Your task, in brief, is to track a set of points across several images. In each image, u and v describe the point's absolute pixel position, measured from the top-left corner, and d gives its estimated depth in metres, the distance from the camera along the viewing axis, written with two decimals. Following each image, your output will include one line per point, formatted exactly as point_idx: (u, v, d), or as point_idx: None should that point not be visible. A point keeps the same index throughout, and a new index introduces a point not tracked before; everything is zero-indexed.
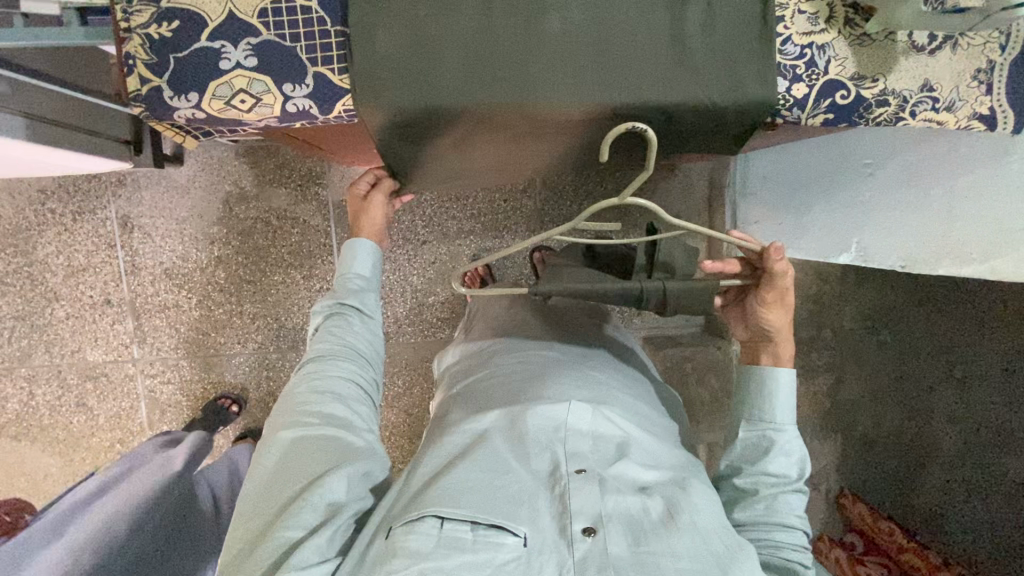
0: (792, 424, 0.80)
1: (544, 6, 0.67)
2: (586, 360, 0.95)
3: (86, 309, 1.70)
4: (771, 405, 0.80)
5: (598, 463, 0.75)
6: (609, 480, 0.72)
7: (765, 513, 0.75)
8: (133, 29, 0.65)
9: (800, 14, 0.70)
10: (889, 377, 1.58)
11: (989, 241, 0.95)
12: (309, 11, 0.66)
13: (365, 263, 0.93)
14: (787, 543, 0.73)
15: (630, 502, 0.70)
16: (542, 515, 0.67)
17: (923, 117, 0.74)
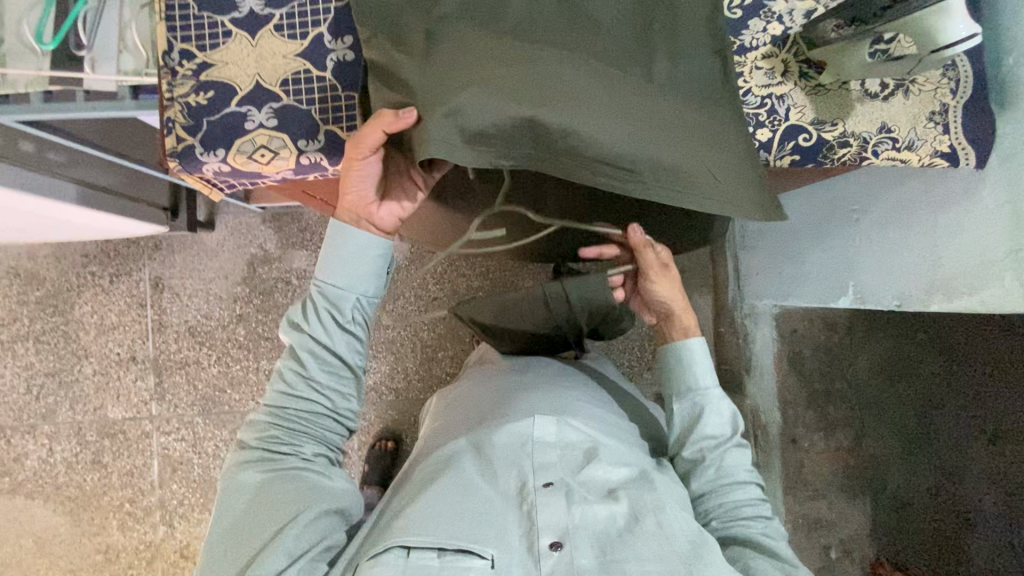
0: (716, 387, 0.89)
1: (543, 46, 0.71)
2: (558, 376, 0.97)
3: (112, 366, 1.78)
4: (694, 376, 0.89)
5: (565, 474, 0.77)
6: (576, 491, 0.75)
7: (716, 475, 0.84)
8: (175, 98, 0.76)
9: (757, 71, 0.79)
10: (916, 432, 1.51)
11: (970, 272, 0.87)
12: (324, 81, 0.77)
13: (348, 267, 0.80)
14: (743, 499, 0.82)
15: (598, 510, 0.73)
16: (509, 535, 0.70)
17: (886, 156, 0.80)
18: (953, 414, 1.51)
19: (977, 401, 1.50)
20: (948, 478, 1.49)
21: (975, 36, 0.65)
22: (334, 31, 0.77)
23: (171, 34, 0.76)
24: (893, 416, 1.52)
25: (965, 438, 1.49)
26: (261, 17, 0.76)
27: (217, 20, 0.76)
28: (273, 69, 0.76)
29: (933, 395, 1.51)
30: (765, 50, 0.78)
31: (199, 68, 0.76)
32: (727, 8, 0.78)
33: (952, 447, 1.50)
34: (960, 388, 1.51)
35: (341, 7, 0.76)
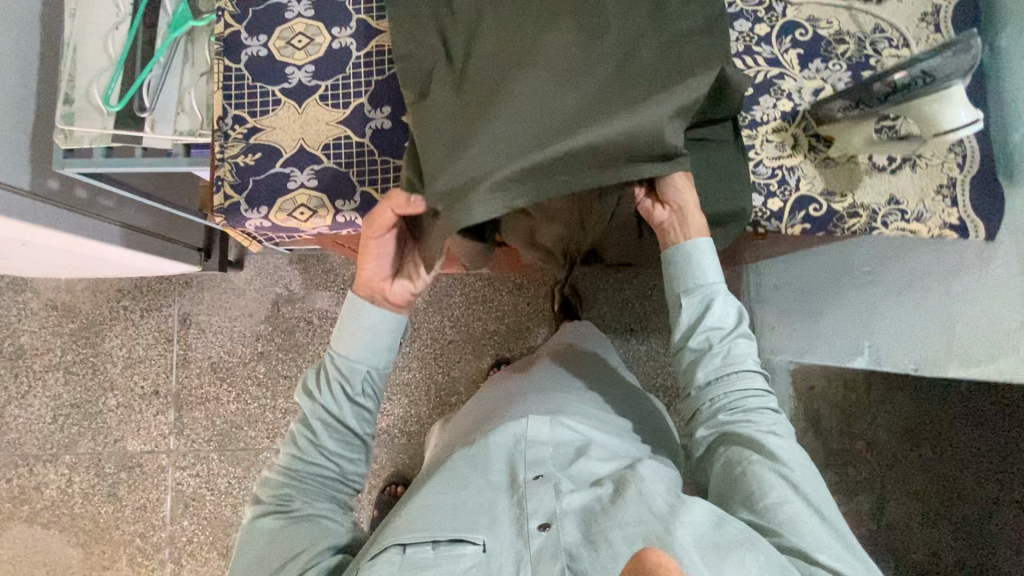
0: (720, 281, 0.82)
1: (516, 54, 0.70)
2: (561, 384, 1.01)
3: (135, 398, 1.82)
4: (700, 272, 0.81)
5: (556, 469, 0.78)
6: (565, 483, 0.75)
7: (722, 366, 0.81)
8: (225, 159, 0.83)
9: (767, 143, 0.83)
10: (941, 498, 1.46)
11: (993, 339, 0.88)
12: (363, 146, 0.83)
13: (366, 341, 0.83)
14: (752, 393, 0.80)
15: (583, 497, 0.74)
16: (499, 521, 0.71)
17: (895, 227, 0.82)
18: (980, 481, 1.47)
19: (1003, 469, 1.46)
20: (976, 550, 1.44)
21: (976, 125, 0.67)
22: (374, 101, 0.83)
23: (226, 101, 0.84)
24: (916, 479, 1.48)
25: (992, 508, 1.45)
26: (308, 87, 0.84)
27: (269, 89, 0.84)
28: (317, 135, 0.83)
29: (957, 459, 1.48)
30: (776, 124, 0.83)
31: (249, 132, 0.83)
32: None
33: (979, 516, 1.45)
34: (985, 454, 1.47)
35: (382, 80, 0.84)
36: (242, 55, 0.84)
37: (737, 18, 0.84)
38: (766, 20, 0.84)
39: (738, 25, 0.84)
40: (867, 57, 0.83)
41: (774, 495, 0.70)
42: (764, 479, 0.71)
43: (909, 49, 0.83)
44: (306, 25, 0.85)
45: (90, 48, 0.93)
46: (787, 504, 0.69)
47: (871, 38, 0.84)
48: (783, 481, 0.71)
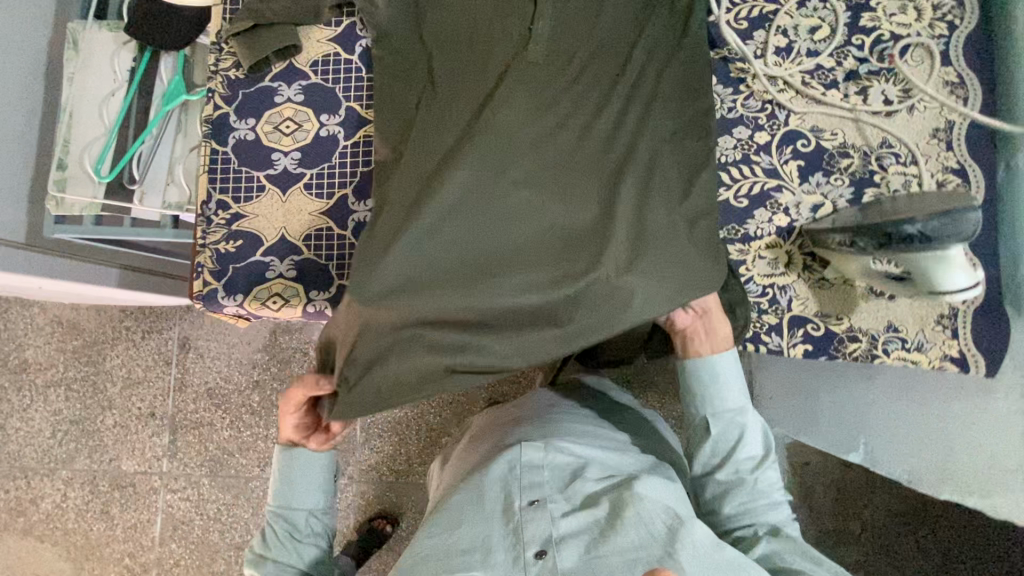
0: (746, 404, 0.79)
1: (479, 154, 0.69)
2: (558, 411, 0.96)
3: (133, 419, 1.85)
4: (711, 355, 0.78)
5: (553, 492, 0.75)
6: (559, 505, 0.73)
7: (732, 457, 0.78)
8: (207, 245, 0.82)
9: (760, 259, 0.80)
10: None
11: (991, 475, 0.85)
12: (344, 239, 0.82)
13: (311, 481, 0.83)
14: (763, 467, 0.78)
15: (577, 522, 0.71)
16: (494, 550, 0.68)
17: (897, 355, 0.78)
18: None
19: None
20: None
21: (975, 288, 0.61)
22: (358, 193, 0.82)
23: (211, 185, 0.83)
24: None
25: None
26: (293, 175, 0.83)
27: (254, 175, 0.83)
28: (298, 225, 0.82)
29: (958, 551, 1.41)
30: (770, 240, 0.79)
31: (231, 218, 0.83)
32: (734, 195, 0.80)
33: None
34: None
35: (367, 172, 0.82)
36: (230, 138, 0.84)
37: (736, 124, 0.81)
38: (767, 127, 0.81)
39: (737, 132, 0.81)
40: (872, 173, 0.79)
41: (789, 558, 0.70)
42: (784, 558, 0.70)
43: (917, 166, 0.79)
44: (295, 111, 0.84)
45: (86, 115, 0.93)
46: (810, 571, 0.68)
47: (877, 152, 0.80)
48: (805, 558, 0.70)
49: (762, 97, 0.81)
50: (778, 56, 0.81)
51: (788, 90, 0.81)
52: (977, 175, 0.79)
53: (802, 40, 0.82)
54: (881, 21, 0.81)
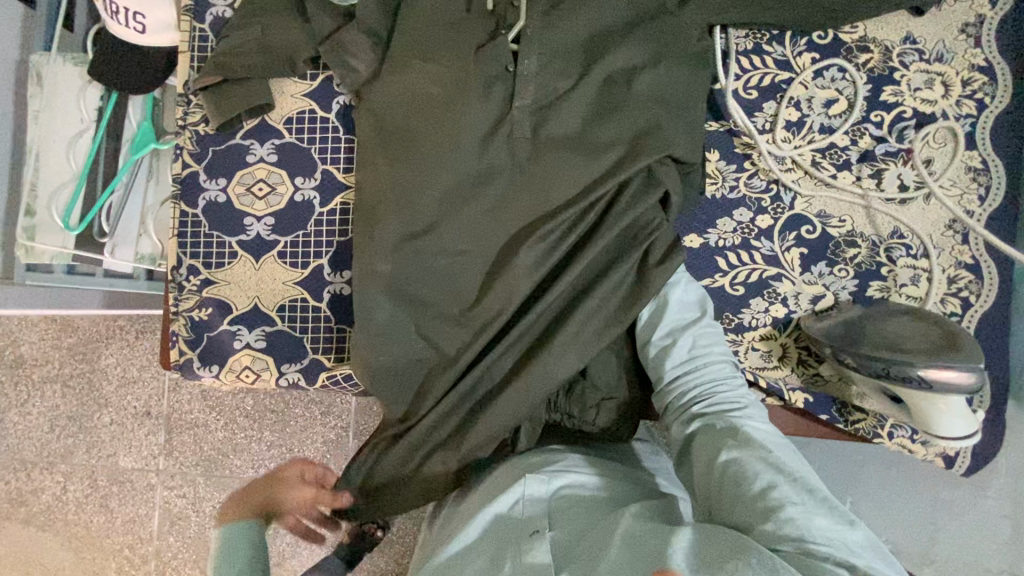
0: (681, 304, 0.71)
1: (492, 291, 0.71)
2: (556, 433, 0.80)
3: (128, 418, 1.58)
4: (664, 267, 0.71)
5: (557, 521, 0.61)
6: (561, 533, 0.60)
7: (687, 363, 0.67)
8: (179, 312, 0.79)
9: (753, 352, 0.76)
10: None
11: (965, 561, 0.83)
12: (320, 311, 0.78)
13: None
14: (726, 377, 0.65)
15: (581, 546, 0.58)
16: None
17: (898, 442, 0.75)
18: None
19: None
20: None
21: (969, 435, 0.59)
22: (334, 263, 0.78)
23: (181, 250, 0.79)
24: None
25: None
26: (267, 242, 0.79)
27: (226, 241, 0.79)
28: (272, 295, 0.78)
29: None
30: (765, 331, 0.75)
31: (202, 284, 0.79)
32: (730, 282, 0.76)
33: None
34: None
35: (344, 242, 0.78)
36: (200, 199, 0.79)
37: (738, 206, 0.76)
38: (770, 211, 0.76)
39: (737, 214, 0.76)
40: (880, 265, 0.75)
41: (755, 482, 0.56)
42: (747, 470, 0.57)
43: (929, 260, 0.74)
44: (269, 172, 0.79)
45: (52, 157, 0.88)
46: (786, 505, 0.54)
47: (886, 243, 0.75)
48: (768, 466, 0.57)
49: (767, 176, 0.76)
50: (788, 131, 0.75)
51: (796, 170, 0.76)
52: (990, 271, 0.74)
53: (816, 113, 0.75)
54: (905, 96, 0.74)
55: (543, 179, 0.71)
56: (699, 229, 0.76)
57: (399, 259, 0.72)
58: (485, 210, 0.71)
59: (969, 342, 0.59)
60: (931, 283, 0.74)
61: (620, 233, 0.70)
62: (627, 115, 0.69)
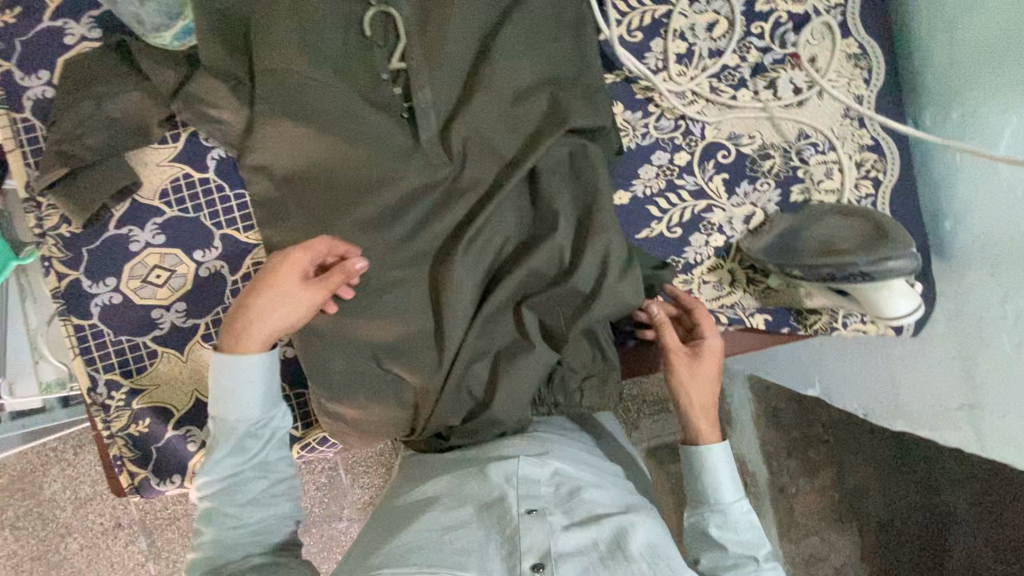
0: (741, 498, 0.68)
1: (450, 309, 0.67)
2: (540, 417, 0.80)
3: (99, 536, 1.27)
4: (715, 485, 0.68)
5: (551, 504, 0.63)
6: (560, 518, 0.61)
7: (730, 564, 0.65)
8: (115, 434, 0.70)
9: (705, 285, 0.78)
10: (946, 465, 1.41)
11: (930, 410, 0.89)
12: None
13: (248, 394, 0.61)
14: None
15: (578, 539, 0.61)
16: (490, 557, 0.57)
17: (854, 328, 0.79)
18: None
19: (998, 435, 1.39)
20: None
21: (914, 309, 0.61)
22: None
23: (91, 368, 0.70)
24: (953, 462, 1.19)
25: None
26: (185, 330, 0.71)
27: (138, 342, 0.71)
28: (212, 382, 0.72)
29: None
30: (711, 263, 0.77)
31: (129, 395, 0.71)
32: (666, 227, 0.77)
33: None
34: None
35: None
36: (93, 307, 0.70)
37: (654, 150, 0.76)
38: (685, 146, 0.76)
39: (656, 159, 0.76)
40: (795, 169, 0.77)
41: None
42: None
43: (836, 152, 0.77)
44: (161, 255, 0.70)
45: None
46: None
47: (796, 147, 0.77)
48: None
49: (672, 114, 0.76)
50: (681, 64, 0.75)
51: (698, 101, 0.76)
52: (890, 147, 0.78)
53: (701, 40, 0.75)
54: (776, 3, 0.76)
55: (468, 184, 0.69)
56: (624, 183, 0.76)
57: (344, 307, 0.68)
58: (411, 230, 0.69)
59: (896, 229, 0.61)
60: (843, 173, 0.77)
61: (552, 208, 0.67)
62: (525, 99, 0.69)
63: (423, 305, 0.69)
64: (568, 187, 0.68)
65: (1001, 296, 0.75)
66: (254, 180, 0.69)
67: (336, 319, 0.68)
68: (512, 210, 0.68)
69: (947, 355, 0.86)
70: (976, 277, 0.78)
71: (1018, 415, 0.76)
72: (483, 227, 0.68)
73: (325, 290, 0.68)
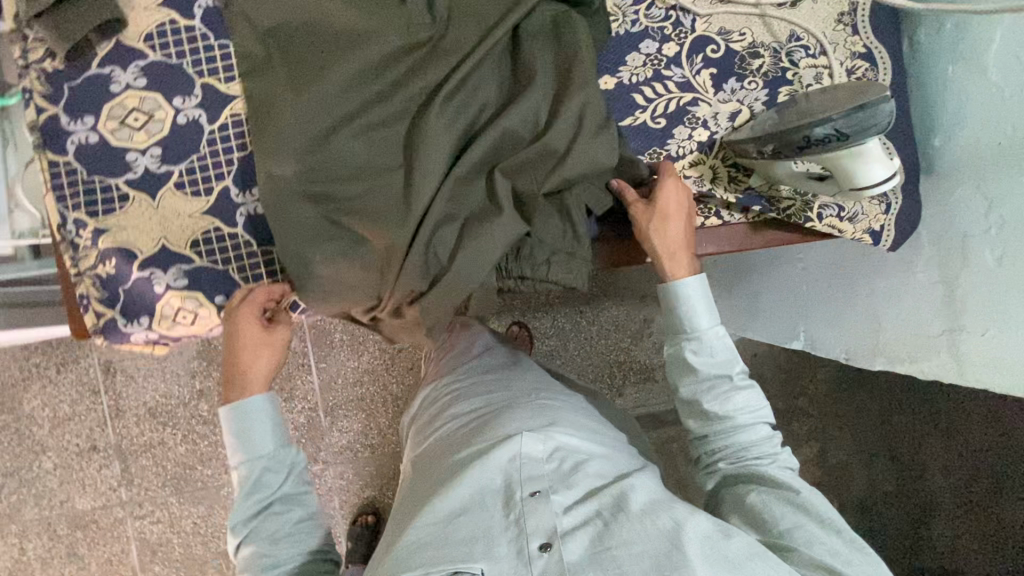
0: (716, 324, 0.76)
1: (421, 167, 0.67)
2: (541, 391, 0.90)
3: (73, 458, 1.39)
4: (691, 320, 0.76)
5: (555, 483, 0.71)
6: (563, 498, 0.70)
7: (716, 421, 0.76)
8: (83, 273, 0.71)
9: (685, 179, 0.77)
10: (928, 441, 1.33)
11: (909, 342, 0.88)
12: (237, 237, 0.73)
13: (262, 428, 0.72)
14: (750, 438, 0.75)
15: (581, 512, 0.69)
16: (497, 542, 0.67)
17: (828, 223, 0.79)
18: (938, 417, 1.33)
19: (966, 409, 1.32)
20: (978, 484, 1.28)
21: (885, 178, 0.59)
22: (239, 181, 0.72)
23: (62, 205, 0.71)
24: (929, 455, 1.31)
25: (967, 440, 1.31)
26: (159, 176, 0.71)
27: (111, 183, 0.71)
28: (180, 231, 0.72)
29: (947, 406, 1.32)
30: (693, 157, 0.77)
31: (95, 235, 0.71)
32: (650, 116, 0.76)
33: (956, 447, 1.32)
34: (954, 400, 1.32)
35: (245, 156, 0.72)
36: (69, 144, 0.70)
37: (642, 39, 0.75)
38: (675, 37, 0.76)
39: (644, 47, 0.75)
40: (785, 70, 0.76)
41: (781, 521, 0.67)
42: (767, 509, 0.69)
43: (827, 56, 0.77)
44: (141, 99, 0.71)
45: None
46: (798, 526, 0.67)
47: (787, 48, 0.76)
48: (787, 505, 0.68)
49: (664, 4, 0.76)
50: None
51: None
52: (882, 55, 0.77)
53: None
54: None
55: (451, 42, 0.68)
56: (610, 69, 0.75)
57: (314, 160, 0.67)
58: (390, 86, 0.68)
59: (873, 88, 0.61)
60: (833, 77, 0.76)
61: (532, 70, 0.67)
62: None
63: (396, 165, 0.69)
64: (549, 55, 0.68)
65: (986, 207, 0.74)
66: (239, 32, 0.69)
67: (302, 170, 0.67)
68: (493, 76, 0.69)
69: (929, 281, 0.85)
70: (962, 193, 0.78)
71: (1001, 330, 0.75)
72: (461, 88, 0.68)
73: (297, 136, 0.67)
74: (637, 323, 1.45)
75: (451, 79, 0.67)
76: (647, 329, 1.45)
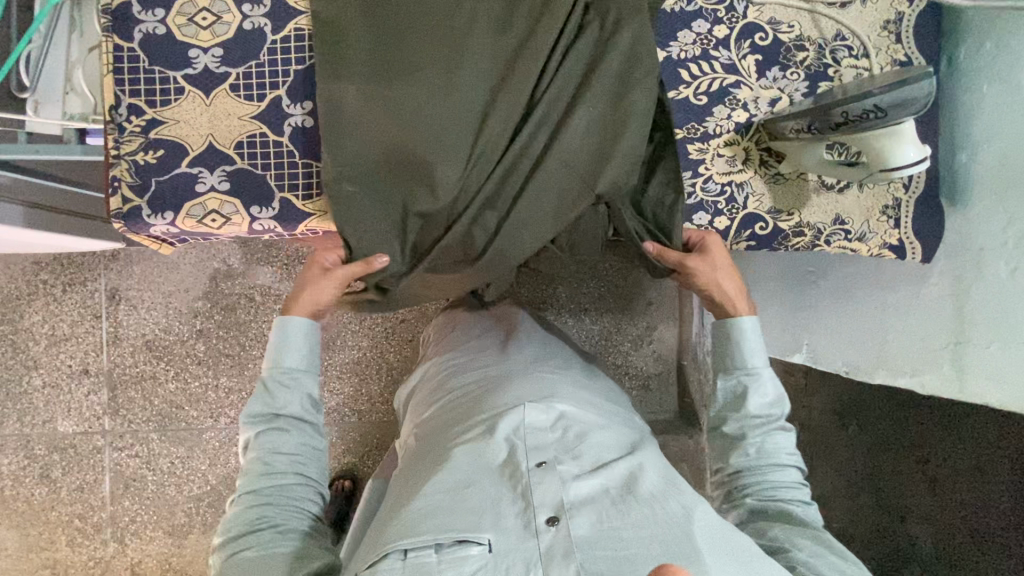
0: (767, 367, 0.78)
1: (477, 157, 0.71)
2: (541, 363, 0.92)
3: (64, 378, 1.37)
4: (742, 352, 0.78)
5: (561, 454, 0.71)
6: (570, 468, 0.69)
7: (756, 455, 0.75)
8: (121, 156, 0.73)
9: (718, 157, 0.80)
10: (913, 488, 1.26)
11: (915, 354, 0.88)
12: (282, 145, 0.74)
13: (296, 349, 0.77)
14: (783, 481, 0.74)
15: (589, 486, 0.67)
16: (504, 515, 0.64)
17: (838, 246, 0.82)
18: (916, 462, 1.26)
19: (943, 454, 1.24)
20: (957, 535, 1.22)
21: (919, 161, 0.68)
22: (293, 94, 0.74)
23: (119, 88, 0.73)
24: (919, 496, 1.25)
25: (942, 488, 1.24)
26: (215, 75, 0.74)
27: (169, 76, 0.73)
28: (227, 131, 0.74)
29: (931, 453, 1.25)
30: (729, 137, 0.79)
31: (148, 125, 0.73)
32: (693, 92, 0.79)
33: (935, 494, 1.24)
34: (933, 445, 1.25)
35: (302, 70, 0.74)
36: (135, 33, 0.73)
37: (696, 17, 0.79)
38: (726, 20, 0.79)
39: (696, 26, 0.79)
40: (827, 66, 0.79)
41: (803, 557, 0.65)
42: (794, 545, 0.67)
43: (868, 59, 0.79)
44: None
45: None
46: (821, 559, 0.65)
47: (831, 45, 0.80)
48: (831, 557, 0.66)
49: None
50: None
51: None
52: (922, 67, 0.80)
53: None
54: None
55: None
56: (661, 43, 0.79)
57: (373, 131, 0.70)
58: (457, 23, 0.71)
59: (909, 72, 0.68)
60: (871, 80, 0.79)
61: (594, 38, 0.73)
62: None
63: (451, 129, 0.70)
64: (596, 69, 0.72)
65: (1006, 222, 0.77)
66: None
67: (361, 93, 0.70)
68: (545, 85, 0.71)
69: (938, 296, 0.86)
70: (984, 206, 0.81)
71: (1007, 343, 0.76)
72: (521, 86, 0.71)
73: (362, 63, 0.70)
74: (640, 327, 1.44)
75: (520, 61, 0.71)
76: (648, 335, 1.44)
